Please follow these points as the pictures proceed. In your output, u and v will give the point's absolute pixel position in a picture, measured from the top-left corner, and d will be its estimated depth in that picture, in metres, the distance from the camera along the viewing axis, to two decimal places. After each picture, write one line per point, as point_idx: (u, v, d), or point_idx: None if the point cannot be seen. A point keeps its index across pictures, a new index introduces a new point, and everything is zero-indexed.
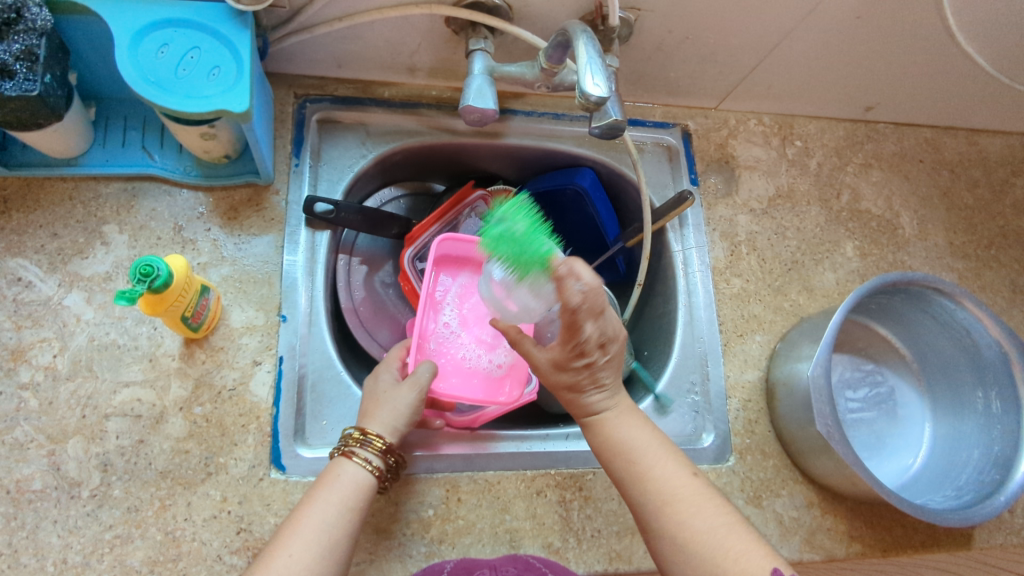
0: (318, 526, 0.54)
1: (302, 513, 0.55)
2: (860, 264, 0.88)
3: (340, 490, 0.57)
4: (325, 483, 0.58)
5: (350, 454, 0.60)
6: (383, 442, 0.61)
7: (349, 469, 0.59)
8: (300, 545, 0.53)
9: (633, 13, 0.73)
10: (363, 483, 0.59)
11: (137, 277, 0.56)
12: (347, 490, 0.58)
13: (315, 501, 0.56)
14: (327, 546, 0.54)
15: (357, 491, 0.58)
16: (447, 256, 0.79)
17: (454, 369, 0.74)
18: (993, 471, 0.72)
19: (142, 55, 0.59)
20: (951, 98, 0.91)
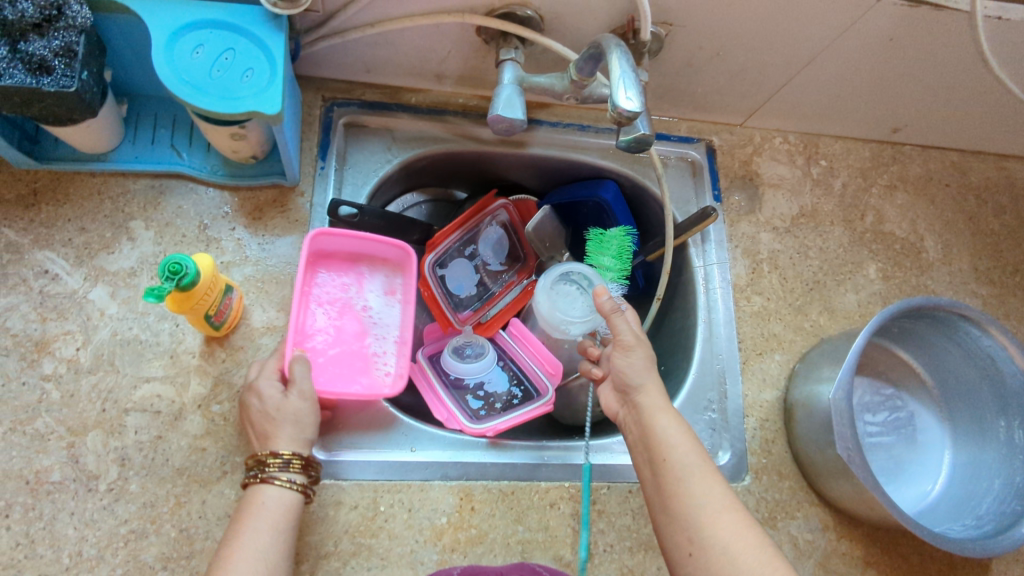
0: (253, 556, 0.55)
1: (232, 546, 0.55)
2: (883, 286, 0.87)
3: (267, 515, 0.58)
4: (248, 511, 0.58)
5: (266, 478, 0.59)
6: (300, 458, 0.61)
7: (270, 494, 0.59)
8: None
9: (664, 28, 0.73)
10: (286, 503, 0.59)
11: (166, 274, 0.57)
12: (272, 514, 0.58)
13: (246, 531, 0.56)
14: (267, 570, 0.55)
15: (286, 512, 0.59)
16: (322, 253, 0.74)
17: (333, 372, 0.70)
18: (1014, 502, 0.71)
19: (178, 55, 0.60)
20: (980, 123, 0.90)
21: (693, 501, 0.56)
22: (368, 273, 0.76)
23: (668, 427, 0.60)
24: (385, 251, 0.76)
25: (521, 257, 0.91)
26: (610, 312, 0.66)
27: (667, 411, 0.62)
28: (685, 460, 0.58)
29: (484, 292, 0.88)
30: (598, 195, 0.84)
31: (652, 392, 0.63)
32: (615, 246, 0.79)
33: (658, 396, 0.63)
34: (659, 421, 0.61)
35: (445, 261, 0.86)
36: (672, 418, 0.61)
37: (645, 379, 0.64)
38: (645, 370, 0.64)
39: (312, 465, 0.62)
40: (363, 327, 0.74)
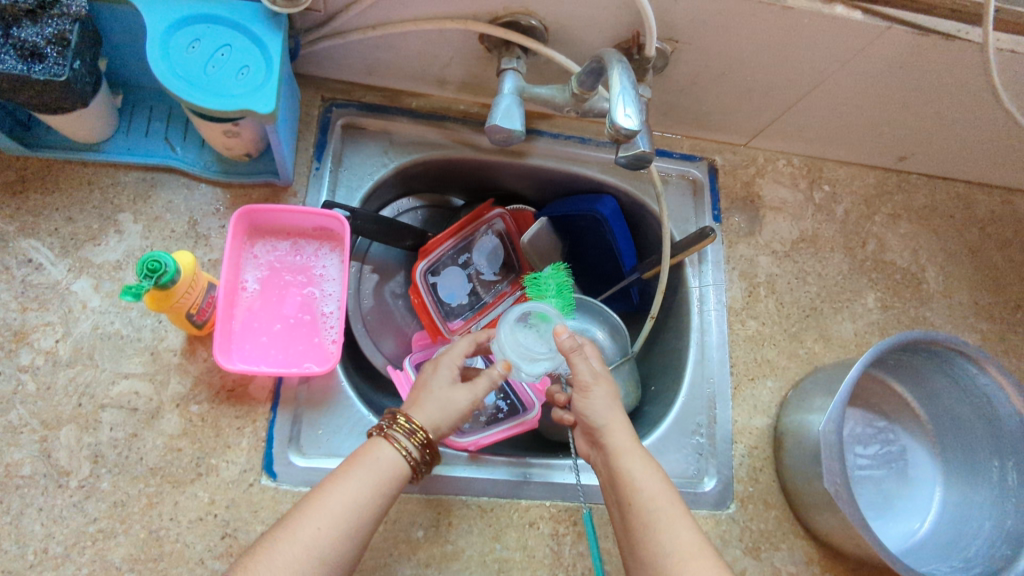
0: (346, 504, 0.53)
1: (326, 486, 0.54)
2: (881, 316, 0.86)
3: (370, 472, 0.56)
4: (362, 458, 0.56)
5: (388, 434, 0.58)
6: (424, 434, 0.58)
7: (385, 452, 0.57)
8: (329, 520, 0.52)
9: (670, 45, 0.72)
10: (392, 470, 0.57)
11: (144, 272, 0.55)
12: (377, 474, 0.56)
13: (350, 476, 0.55)
14: (351, 527, 0.53)
15: (386, 480, 0.56)
16: (257, 226, 0.70)
17: (274, 352, 0.68)
18: (1004, 546, 0.70)
19: (172, 49, 0.59)
20: (989, 156, 0.89)
21: (660, 549, 0.55)
22: (293, 243, 0.72)
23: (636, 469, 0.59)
24: (302, 219, 0.71)
25: (515, 268, 0.90)
26: (569, 350, 0.62)
27: (636, 450, 0.60)
28: (653, 505, 0.57)
29: (476, 302, 0.87)
30: (596, 210, 0.83)
31: (621, 429, 0.62)
32: (553, 284, 0.80)
33: (626, 433, 0.61)
34: (627, 461, 0.60)
35: (437, 268, 0.85)
36: (643, 458, 0.60)
37: (610, 418, 0.62)
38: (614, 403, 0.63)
39: (433, 444, 0.59)
40: (304, 300, 0.71)
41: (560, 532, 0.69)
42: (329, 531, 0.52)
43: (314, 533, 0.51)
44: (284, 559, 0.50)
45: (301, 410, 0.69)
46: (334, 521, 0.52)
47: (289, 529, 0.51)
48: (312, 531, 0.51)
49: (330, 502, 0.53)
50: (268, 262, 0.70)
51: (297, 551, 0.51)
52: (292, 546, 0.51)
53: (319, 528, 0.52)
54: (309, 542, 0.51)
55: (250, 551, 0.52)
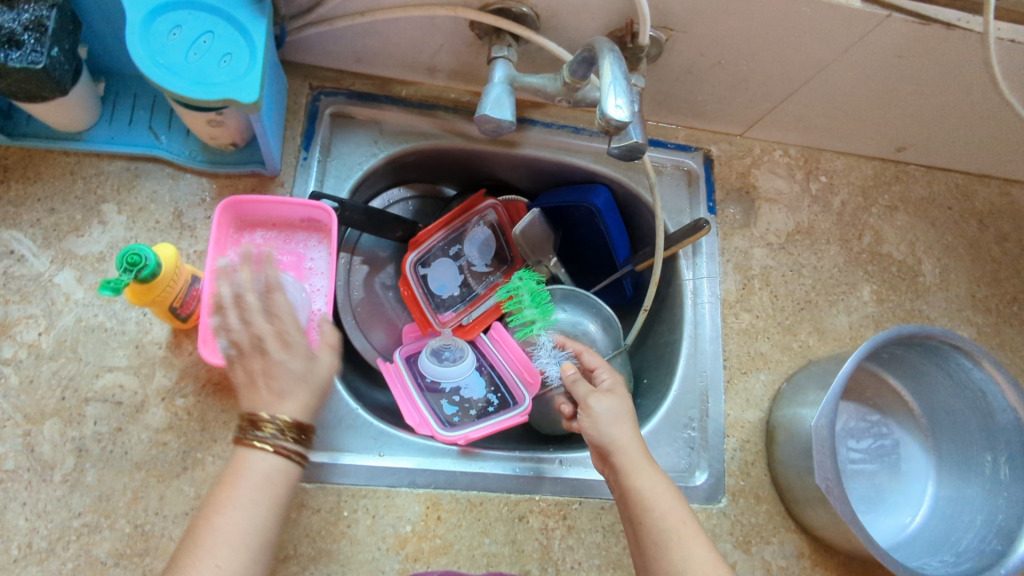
0: (247, 507, 0.55)
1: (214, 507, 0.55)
2: (876, 309, 0.85)
3: (251, 479, 0.56)
4: (241, 470, 0.57)
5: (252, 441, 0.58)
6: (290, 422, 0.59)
7: (260, 460, 0.57)
8: (238, 522, 0.54)
9: (665, 33, 0.70)
10: (271, 469, 0.57)
11: (124, 266, 0.55)
12: (263, 473, 0.57)
13: (241, 487, 0.56)
14: (263, 518, 0.55)
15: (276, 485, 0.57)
16: (244, 219, 0.70)
17: None
18: (995, 540, 0.69)
19: (153, 36, 0.58)
20: (988, 146, 0.88)
21: (677, 561, 0.53)
22: (279, 234, 0.71)
23: (650, 482, 0.57)
24: (290, 210, 0.70)
25: (508, 259, 0.89)
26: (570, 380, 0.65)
27: (648, 462, 0.59)
28: (668, 519, 0.55)
29: (468, 295, 0.86)
30: (589, 201, 0.82)
31: (631, 441, 0.60)
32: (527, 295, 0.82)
33: (637, 444, 0.60)
34: (638, 475, 0.58)
35: (427, 260, 0.85)
36: (655, 471, 0.58)
37: (619, 431, 0.60)
38: (621, 413, 0.62)
39: (303, 425, 0.59)
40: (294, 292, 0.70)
41: (549, 526, 0.69)
42: (243, 534, 0.54)
43: (230, 540, 0.54)
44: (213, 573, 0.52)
45: None
46: (245, 524, 0.54)
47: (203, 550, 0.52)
48: (227, 539, 0.53)
49: (229, 509, 0.55)
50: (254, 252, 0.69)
51: (227, 556, 0.53)
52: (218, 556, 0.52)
53: (231, 536, 0.54)
54: (232, 547, 0.53)
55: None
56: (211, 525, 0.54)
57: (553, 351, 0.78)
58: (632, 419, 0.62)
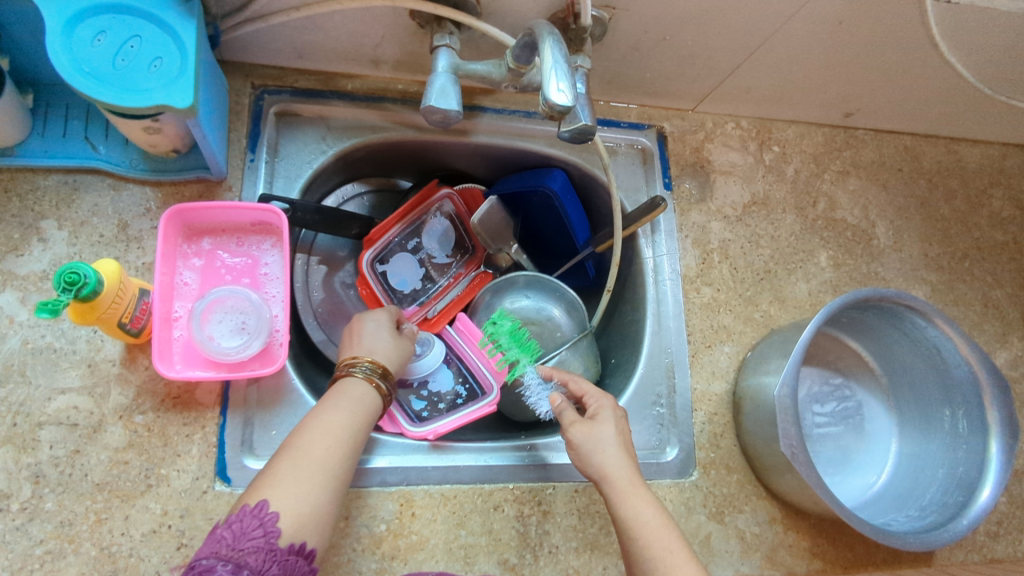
0: (348, 430, 0.58)
1: (310, 421, 0.57)
2: (833, 274, 0.86)
3: (349, 401, 0.60)
4: (347, 392, 0.61)
5: (350, 372, 0.63)
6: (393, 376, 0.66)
7: (352, 384, 0.62)
8: (334, 441, 0.56)
9: (607, 12, 0.69)
10: (366, 395, 0.62)
11: (62, 285, 0.53)
12: (365, 404, 0.61)
13: (345, 409, 0.59)
14: (353, 450, 0.57)
15: (362, 405, 0.60)
16: (192, 227, 0.68)
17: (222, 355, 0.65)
18: (956, 492, 0.71)
19: (76, 43, 0.55)
20: (933, 106, 0.89)
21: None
22: (229, 241, 0.69)
23: (644, 512, 0.57)
24: (239, 215, 0.68)
25: (469, 248, 0.88)
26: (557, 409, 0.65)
27: (641, 489, 0.59)
28: (658, 543, 0.55)
29: (431, 287, 0.86)
30: (546, 185, 0.81)
31: (622, 469, 0.60)
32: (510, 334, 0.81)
33: (631, 471, 0.60)
34: (630, 503, 0.57)
35: (387, 256, 0.84)
36: (646, 496, 0.58)
37: (607, 461, 0.60)
38: (615, 443, 0.61)
39: (389, 378, 0.65)
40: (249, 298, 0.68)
41: (524, 513, 0.69)
42: (338, 452, 0.56)
43: (325, 454, 0.55)
44: (304, 484, 0.52)
45: (254, 413, 0.68)
46: (339, 445, 0.56)
47: (302, 456, 0.54)
48: (323, 450, 0.55)
49: (326, 427, 0.57)
50: (204, 262, 0.68)
51: (319, 473, 0.54)
52: (314, 467, 0.54)
53: (328, 447, 0.55)
54: (322, 463, 0.54)
55: (258, 483, 0.53)
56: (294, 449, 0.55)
57: (539, 385, 0.78)
58: (626, 447, 0.62)
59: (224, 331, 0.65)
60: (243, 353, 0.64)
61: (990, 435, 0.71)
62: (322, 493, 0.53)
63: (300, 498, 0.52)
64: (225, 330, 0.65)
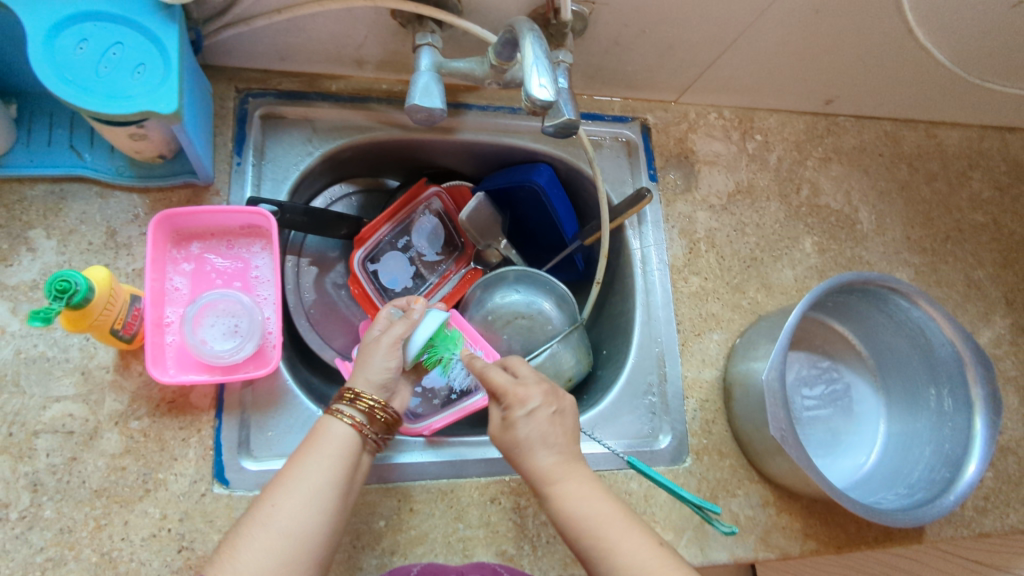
0: (303, 477, 0.53)
1: (283, 477, 0.53)
2: (818, 259, 0.88)
3: (328, 448, 0.56)
4: (312, 437, 0.57)
5: (335, 412, 0.58)
6: (372, 401, 0.59)
7: (336, 428, 0.57)
8: (285, 495, 0.52)
9: (587, 6, 0.70)
10: (348, 441, 0.57)
11: (53, 293, 0.53)
12: (330, 444, 0.56)
13: (303, 457, 0.55)
14: (314, 495, 0.52)
15: (342, 452, 0.56)
16: (180, 232, 0.68)
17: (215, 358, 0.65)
18: (943, 469, 0.73)
19: (58, 51, 0.55)
20: (911, 91, 0.90)
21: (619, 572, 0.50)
22: (219, 245, 0.70)
23: (583, 508, 0.54)
24: (227, 218, 0.69)
25: (458, 245, 0.90)
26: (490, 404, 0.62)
27: (576, 481, 0.56)
28: (597, 533, 0.52)
29: (422, 285, 0.87)
30: (532, 180, 0.82)
31: (553, 464, 0.56)
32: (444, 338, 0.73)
33: (560, 462, 0.57)
34: (566, 499, 0.54)
35: (377, 255, 0.84)
36: (583, 489, 0.55)
37: (537, 459, 0.57)
38: (544, 437, 0.57)
39: (384, 420, 0.60)
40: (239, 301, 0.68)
41: (521, 505, 0.70)
42: (289, 502, 0.51)
43: (271, 511, 0.51)
44: (252, 551, 0.49)
45: (250, 415, 0.68)
46: (290, 496, 0.52)
47: (246, 522, 0.50)
48: (268, 510, 0.51)
49: (295, 481, 0.53)
50: (193, 267, 0.68)
51: (268, 534, 0.50)
52: (261, 530, 0.50)
53: (275, 504, 0.51)
54: (269, 522, 0.50)
55: (217, 556, 0.50)
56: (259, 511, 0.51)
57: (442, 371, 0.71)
58: (558, 439, 0.58)
59: (218, 335, 0.65)
60: (237, 356, 0.65)
61: (974, 412, 0.73)
62: (278, 553, 0.49)
63: (250, 567, 0.48)
64: (218, 333, 0.65)
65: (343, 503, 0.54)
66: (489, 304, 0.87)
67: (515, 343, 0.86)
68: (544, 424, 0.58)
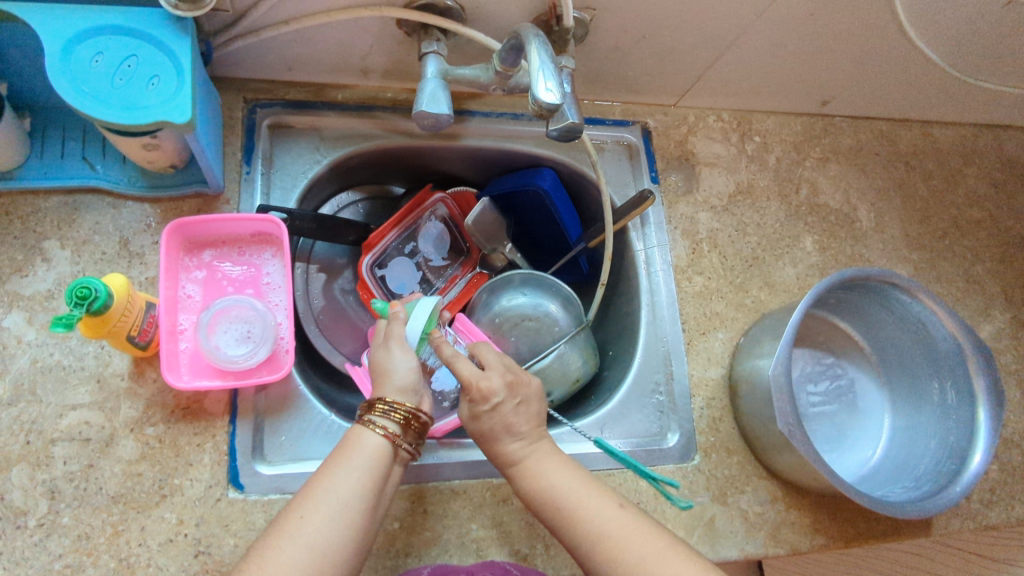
0: (332, 490, 0.53)
1: (311, 491, 0.53)
2: (820, 258, 0.89)
3: (358, 461, 0.56)
4: (344, 449, 0.57)
5: (367, 422, 0.58)
6: (405, 410, 0.59)
7: (369, 440, 0.57)
8: (313, 507, 0.52)
9: (588, 13, 0.72)
10: (382, 453, 0.57)
11: (74, 300, 0.54)
12: (363, 457, 0.56)
13: (333, 469, 0.55)
14: (342, 509, 0.52)
15: (374, 465, 0.56)
16: (192, 241, 0.69)
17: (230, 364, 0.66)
18: (949, 461, 0.74)
19: (75, 64, 0.57)
20: (905, 90, 0.92)
21: (593, 535, 0.54)
22: (231, 252, 0.71)
23: (541, 474, 0.59)
24: (238, 226, 0.70)
25: (464, 250, 0.91)
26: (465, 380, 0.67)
27: (536, 453, 0.60)
28: (566, 504, 0.56)
29: (430, 290, 0.88)
30: (536, 184, 0.83)
31: (518, 438, 0.61)
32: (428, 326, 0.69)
33: (526, 442, 0.61)
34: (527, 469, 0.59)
35: (384, 261, 0.86)
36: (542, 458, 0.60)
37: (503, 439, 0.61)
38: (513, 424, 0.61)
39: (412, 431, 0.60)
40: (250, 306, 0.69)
41: None
42: (316, 515, 0.51)
43: (297, 523, 0.51)
44: (277, 565, 0.48)
45: (263, 419, 0.69)
46: (318, 508, 0.52)
47: (271, 533, 0.50)
48: (295, 522, 0.51)
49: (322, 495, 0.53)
50: (205, 274, 0.69)
51: (294, 546, 0.49)
52: (287, 542, 0.49)
53: (303, 516, 0.51)
54: (296, 534, 0.50)
55: (241, 566, 0.49)
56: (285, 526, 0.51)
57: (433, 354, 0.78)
58: (526, 424, 0.62)
59: (231, 340, 0.66)
60: (251, 361, 0.65)
61: (977, 403, 0.73)
62: (305, 566, 0.49)
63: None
64: (232, 339, 0.66)
65: (373, 517, 0.54)
66: (496, 307, 0.88)
67: (522, 346, 0.86)
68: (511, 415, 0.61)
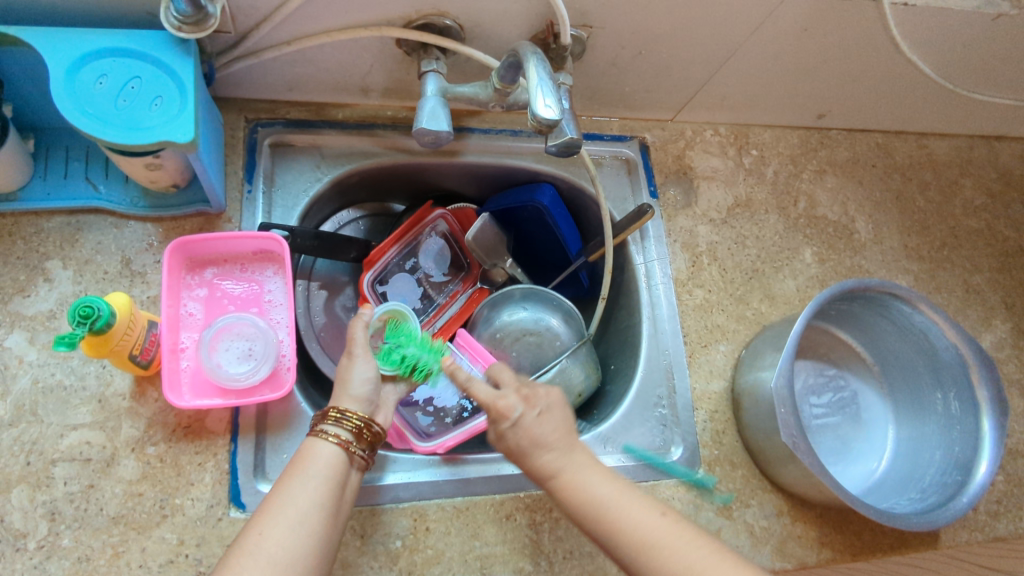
0: (288, 501, 0.52)
1: (273, 500, 0.52)
2: (819, 269, 0.89)
3: (312, 469, 0.55)
4: (297, 461, 0.56)
5: (319, 432, 0.57)
6: (358, 419, 0.59)
7: (322, 449, 0.56)
8: (271, 522, 0.50)
9: (585, 31, 0.73)
10: (336, 462, 0.56)
11: (77, 319, 0.54)
12: (316, 467, 0.55)
13: (289, 481, 0.54)
14: (300, 520, 0.51)
15: (330, 473, 0.55)
16: (194, 259, 0.69)
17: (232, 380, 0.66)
18: (954, 472, 0.73)
19: (79, 87, 0.57)
20: (900, 102, 0.93)
21: None
22: (232, 270, 0.71)
23: (649, 518, 0.53)
24: (239, 244, 0.70)
25: (464, 266, 0.91)
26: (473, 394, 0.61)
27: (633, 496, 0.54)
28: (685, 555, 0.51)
29: (429, 306, 0.88)
30: (536, 200, 0.83)
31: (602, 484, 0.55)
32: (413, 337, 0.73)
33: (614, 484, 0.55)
34: (632, 515, 0.53)
35: (385, 277, 0.86)
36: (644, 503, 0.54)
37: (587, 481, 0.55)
38: (546, 438, 0.57)
39: (368, 441, 0.59)
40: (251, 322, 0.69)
41: (537, 521, 0.70)
42: (275, 529, 0.50)
43: (258, 539, 0.49)
44: None
45: (263, 436, 0.69)
46: (275, 523, 0.50)
47: (232, 553, 0.48)
48: (254, 538, 0.49)
49: (278, 508, 0.51)
50: (206, 292, 0.69)
51: (255, 564, 0.48)
52: (248, 560, 0.48)
53: (261, 532, 0.50)
54: (255, 551, 0.48)
55: None
56: (245, 545, 0.49)
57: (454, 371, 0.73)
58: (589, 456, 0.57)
59: (233, 358, 0.66)
60: (252, 379, 0.65)
61: (981, 414, 0.73)
62: None
63: None
64: (233, 357, 0.66)
65: (336, 527, 0.54)
66: (497, 322, 0.88)
67: (524, 359, 0.87)
68: (541, 423, 0.57)
